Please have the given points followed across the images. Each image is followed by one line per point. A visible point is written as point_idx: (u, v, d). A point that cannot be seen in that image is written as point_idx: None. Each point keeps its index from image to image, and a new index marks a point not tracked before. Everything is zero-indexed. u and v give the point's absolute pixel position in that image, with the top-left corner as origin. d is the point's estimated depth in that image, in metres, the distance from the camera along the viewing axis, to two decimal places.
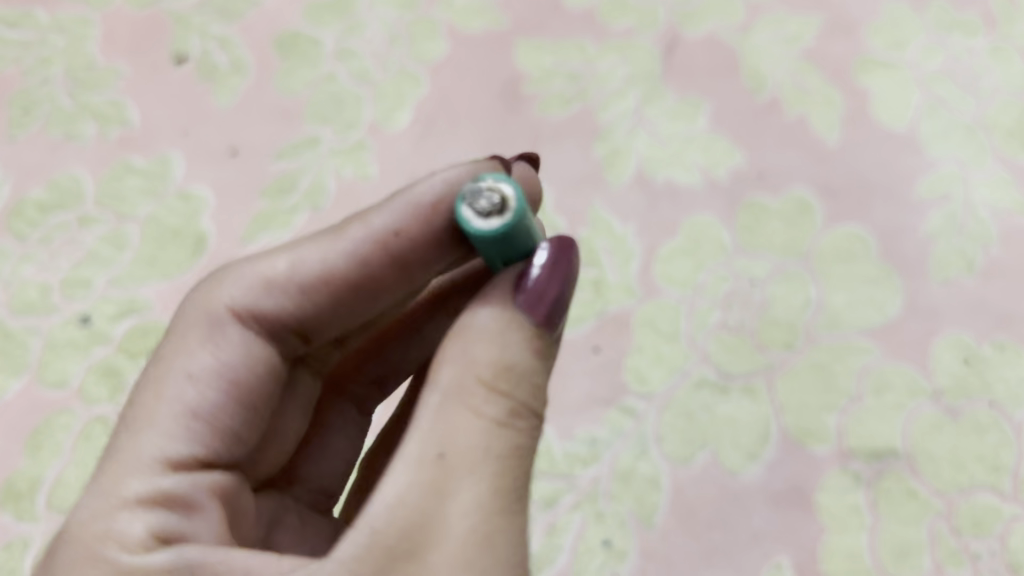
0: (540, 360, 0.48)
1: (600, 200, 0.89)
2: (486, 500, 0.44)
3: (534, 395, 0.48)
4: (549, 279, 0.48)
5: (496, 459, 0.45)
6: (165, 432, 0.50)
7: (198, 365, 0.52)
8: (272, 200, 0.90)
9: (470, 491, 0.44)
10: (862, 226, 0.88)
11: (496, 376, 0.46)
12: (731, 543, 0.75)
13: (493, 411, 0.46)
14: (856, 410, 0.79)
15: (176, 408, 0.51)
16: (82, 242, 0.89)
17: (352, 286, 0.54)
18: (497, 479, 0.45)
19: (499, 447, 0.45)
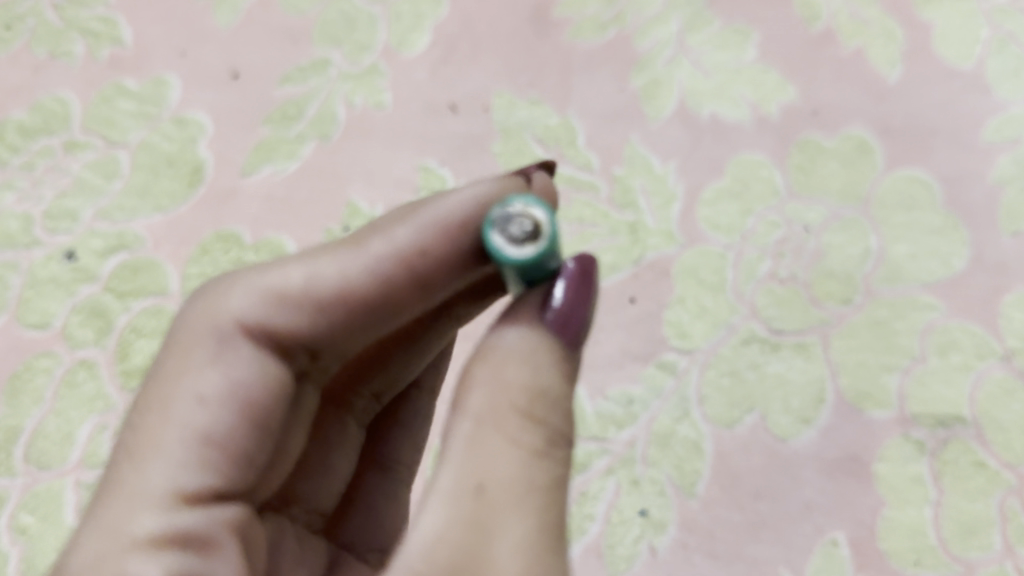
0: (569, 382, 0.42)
1: (639, 135, 0.81)
2: (534, 536, 0.39)
3: (570, 420, 0.42)
4: (581, 305, 0.43)
5: (540, 491, 0.40)
6: (175, 461, 0.41)
7: (209, 384, 0.43)
8: (276, 127, 0.82)
9: (519, 526, 0.39)
10: (925, 169, 0.80)
11: (537, 404, 0.41)
12: (781, 516, 0.68)
13: (534, 442, 0.40)
14: (919, 371, 0.72)
15: (186, 433, 0.42)
16: (68, 169, 0.80)
17: (373, 307, 0.47)
18: (548, 513, 0.40)
19: (544, 479, 0.40)
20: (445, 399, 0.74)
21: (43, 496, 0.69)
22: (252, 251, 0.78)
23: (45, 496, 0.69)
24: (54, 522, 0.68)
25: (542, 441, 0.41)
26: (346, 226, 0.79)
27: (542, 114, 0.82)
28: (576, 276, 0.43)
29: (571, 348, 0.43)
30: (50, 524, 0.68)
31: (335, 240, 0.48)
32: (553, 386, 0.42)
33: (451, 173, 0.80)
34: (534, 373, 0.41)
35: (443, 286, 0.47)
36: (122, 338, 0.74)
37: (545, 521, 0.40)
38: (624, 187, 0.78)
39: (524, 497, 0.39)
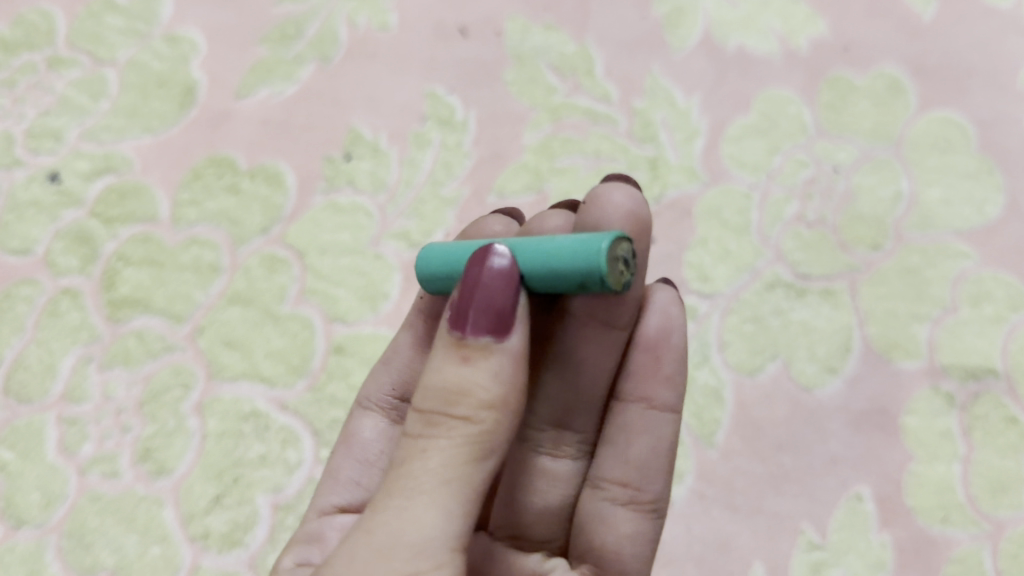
0: (465, 369, 0.38)
1: (660, 66, 0.76)
2: (388, 507, 0.37)
3: (455, 401, 0.37)
4: (477, 289, 0.39)
5: (408, 470, 0.37)
6: (322, 493, 0.55)
7: (340, 444, 0.57)
8: (274, 48, 0.77)
9: (387, 505, 0.37)
10: (960, 111, 0.75)
11: (427, 393, 0.38)
12: (803, 469, 0.64)
13: (421, 431, 0.38)
14: (950, 321, 0.68)
15: (327, 475, 0.56)
16: (51, 87, 0.75)
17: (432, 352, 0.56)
18: (414, 497, 0.36)
19: (422, 461, 0.37)
20: None
21: (24, 431, 0.64)
22: (247, 177, 0.73)
23: (25, 432, 0.64)
24: (34, 459, 0.64)
25: (426, 426, 0.38)
26: (347, 153, 0.73)
27: (559, 41, 0.77)
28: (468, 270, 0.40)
29: (475, 331, 0.38)
30: (30, 461, 0.64)
31: None
32: (455, 374, 0.38)
33: (460, 101, 0.75)
34: (437, 365, 0.38)
35: None
36: (108, 266, 0.69)
37: (406, 503, 0.36)
38: (645, 120, 0.74)
39: (398, 479, 0.37)
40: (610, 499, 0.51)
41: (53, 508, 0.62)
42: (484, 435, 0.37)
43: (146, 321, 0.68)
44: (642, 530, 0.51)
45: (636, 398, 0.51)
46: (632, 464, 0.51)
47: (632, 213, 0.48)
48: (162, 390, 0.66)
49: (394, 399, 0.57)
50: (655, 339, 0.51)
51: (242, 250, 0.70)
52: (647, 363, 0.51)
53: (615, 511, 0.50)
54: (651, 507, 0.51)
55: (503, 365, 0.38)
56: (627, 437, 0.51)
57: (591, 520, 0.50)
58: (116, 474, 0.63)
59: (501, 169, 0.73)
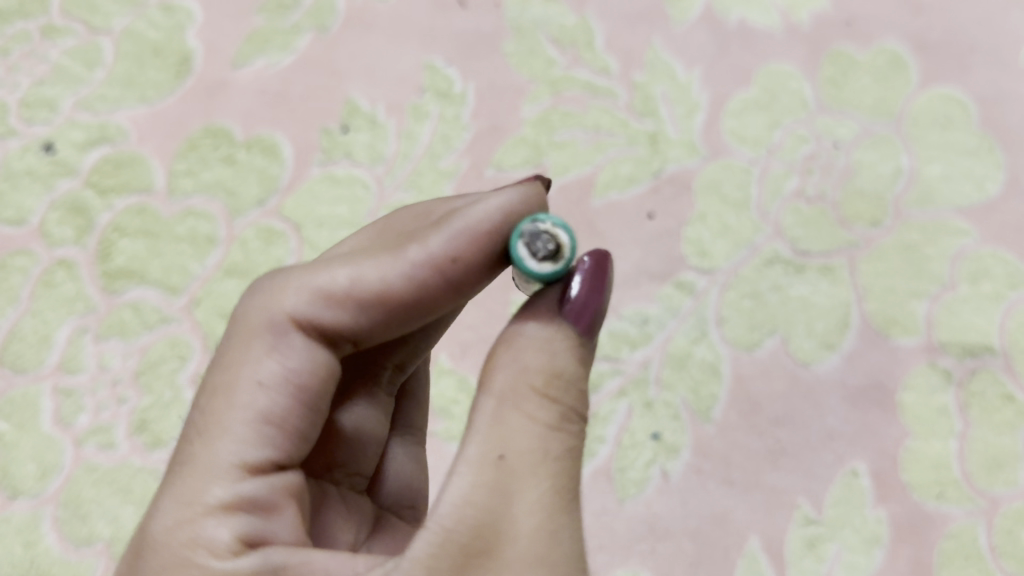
0: (583, 369, 0.39)
1: (661, 39, 0.76)
2: (551, 496, 0.35)
3: (581, 400, 0.38)
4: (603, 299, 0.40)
5: (556, 461, 0.36)
6: (243, 439, 0.39)
7: (266, 370, 0.41)
8: (271, 17, 0.76)
9: (534, 504, 0.35)
10: (961, 88, 0.75)
11: (557, 384, 0.37)
12: (800, 445, 0.64)
13: (552, 421, 0.37)
14: (948, 298, 0.68)
15: (251, 413, 0.40)
16: (46, 55, 0.74)
17: (412, 310, 0.42)
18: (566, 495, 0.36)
19: (570, 458, 0.37)
20: (476, 328, 0.68)
21: (20, 402, 0.64)
22: (243, 148, 0.72)
23: (21, 402, 0.64)
24: (29, 430, 0.64)
25: (558, 419, 0.37)
26: (345, 125, 0.73)
27: (559, 13, 0.76)
28: (592, 269, 0.40)
29: (588, 337, 0.39)
30: (26, 432, 0.63)
31: (373, 243, 0.44)
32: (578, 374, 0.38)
33: (458, 73, 0.75)
34: (559, 354, 0.38)
35: (477, 286, 0.43)
36: (104, 237, 0.69)
37: (559, 503, 0.35)
38: (645, 94, 0.73)
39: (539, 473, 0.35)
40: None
41: (49, 479, 0.62)
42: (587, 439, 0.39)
43: (142, 293, 0.67)
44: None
45: None
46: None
47: None
48: (158, 362, 0.65)
49: (340, 337, 0.43)
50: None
51: (238, 222, 0.70)
52: None
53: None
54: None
55: None
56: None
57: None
58: (112, 445, 0.63)
59: (500, 143, 0.72)
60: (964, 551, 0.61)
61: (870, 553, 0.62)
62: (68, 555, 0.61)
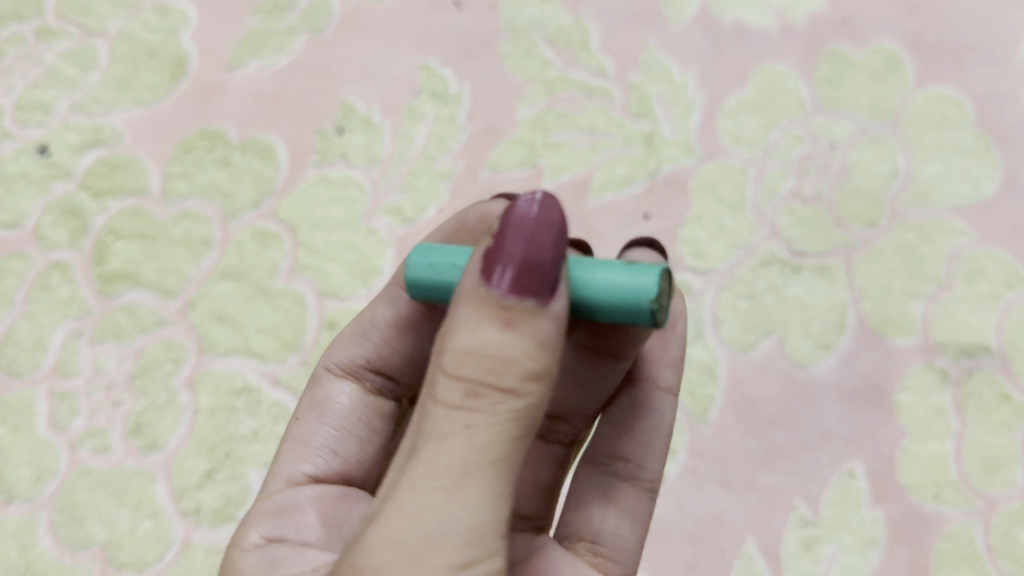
0: (515, 336, 0.33)
1: (657, 39, 0.76)
2: (430, 483, 0.32)
3: (503, 372, 0.33)
4: (545, 242, 0.34)
5: (446, 445, 0.32)
6: (292, 459, 0.51)
7: (319, 397, 0.54)
8: (266, 19, 0.76)
9: (423, 495, 0.32)
10: (957, 87, 0.75)
11: (462, 360, 0.33)
12: (797, 445, 0.64)
13: (454, 403, 0.33)
14: (945, 298, 0.68)
15: (302, 435, 0.52)
16: (40, 58, 0.74)
17: (414, 331, 0.54)
18: (462, 482, 0.32)
19: (468, 440, 0.32)
20: None
21: (14, 406, 0.64)
22: (238, 150, 0.72)
23: (16, 406, 0.64)
24: (24, 433, 0.63)
25: (465, 399, 0.33)
26: (340, 127, 0.73)
27: (554, 14, 0.76)
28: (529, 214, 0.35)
29: (523, 291, 0.33)
30: (21, 436, 0.63)
31: None
32: (501, 343, 0.33)
33: (453, 74, 0.74)
34: (473, 327, 0.33)
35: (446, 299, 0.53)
36: (99, 240, 0.69)
37: (450, 491, 0.32)
38: (641, 94, 0.73)
39: (432, 460, 0.32)
40: (612, 476, 0.51)
41: (45, 483, 0.62)
42: (530, 407, 0.33)
43: (137, 296, 0.67)
44: (641, 508, 0.51)
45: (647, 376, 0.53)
46: (636, 441, 0.52)
47: None
48: (153, 365, 0.65)
49: (363, 371, 0.54)
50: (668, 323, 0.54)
51: (233, 224, 0.69)
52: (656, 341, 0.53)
53: (617, 488, 0.51)
54: (649, 486, 0.51)
55: (547, 331, 0.33)
56: (633, 415, 0.52)
57: (595, 496, 0.51)
58: (107, 449, 0.63)
59: (495, 144, 0.72)
60: (960, 552, 0.61)
61: (867, 553, 0.61)
62: (63, 559, 0.60)
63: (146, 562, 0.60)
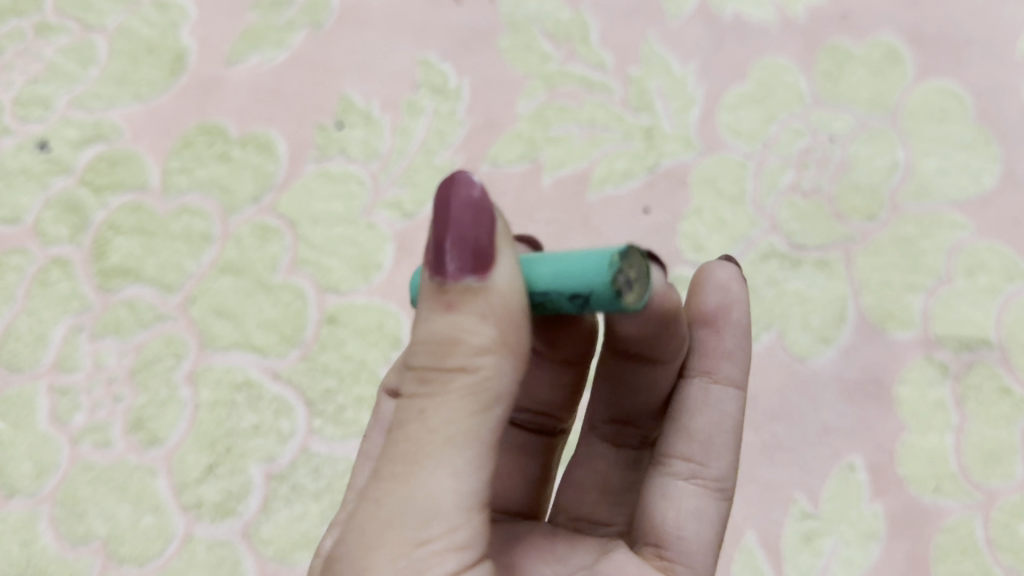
0: (454, 316, 0.33)
1: (656, 34, 0.76)
2: (393, 463, 0.34)
3: (448, 353, 0.33)
4: (467, 223, 0.33)
5: (405, 428, 0.34)
6: None
7: None
8: (265, 14, 0.76)
9: (388, 478, 0.34)
10: (957, 82, 0.74)
11: (416, 348, 0.34)
12: (797, 439, 0.64)
13: (413, 389, 0.34)
14: (945, 291, 0.68)
15: None
16: (39, 53, 0.74)
17: None
18: (418, 463, 0.34)
19: (422, 421, 0.34)
20: None
21: (15, 401, 0.64)
22: (238, 146, 0.72)
23: (17, 401, 0.64)
24: (25, 428, 0.63)
25: (421, 385, 0.34)
26: (340, 121, 0.73)
27: (553, 8, 0.76)
28: (448, 201, 0.33)
29: (458, 276, 0.33)
30: (21, 431, 0.63)
31: None
32: (441, 324, 0.33)
33: (453, 69, 0.74)
34: (424, 316, 0.34)
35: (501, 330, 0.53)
36: (99, 235, 0.69)
37: (407, 472, 0.34)
38: (641, 88, 0.73)
39: (397, 443, 0.34)
40: (674, 476, 0.47)
41: (46, 478, 0.62)
42: (484, 382, 0.33)
43: (137, 291, 0.67)
44: (706, 510, 0.47)
45: (699, 373, 0.48)
46: (696, 439, 0.48)
47: (727, 292, 0.48)
48: (154, 360, 0.65)
49: None
50: (713, 312, 0.48)
51: (233, 219, 0.69)
52: (709, 338, 0.48)
53: (677, 488, 0.47)
54: (715, 486, 0.47)
55: (490, 306, 0.33)
56: (691, 411, 0.48)
57: (654, 501, 0.47)
58: (108, 444, 0.63)
59: (495, 138, 0.72)
60: (960, 545, 0.61)
61: (867, 546, 0.61)
62: (64, 554, 0.60)
63: (147, 556, 0.60)
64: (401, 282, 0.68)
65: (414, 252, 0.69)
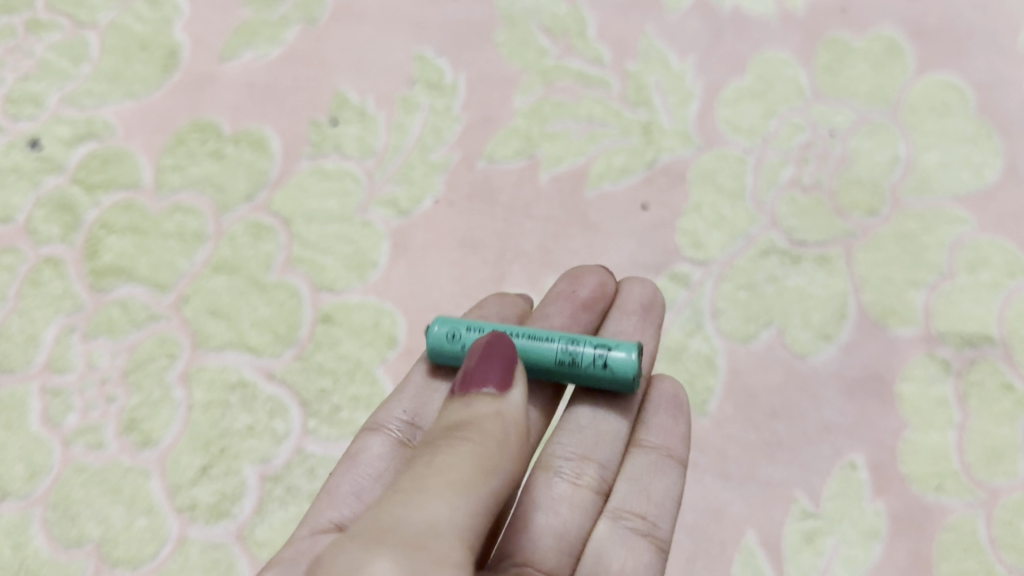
0: (478, 411, 0.39)
1: (654, 28, 0.75)
2: (400, 496, 0.36)
3: (470, 430, 0.38)
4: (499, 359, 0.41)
5: (417, 476, 0.37)
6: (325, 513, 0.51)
7: (360, 457, 0.54)
8: (258, 9, 0.76)
9: (391, 502, 0.36)
10: (959, 74, 0.74)
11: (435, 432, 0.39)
12: (797, 436, 0.63)
13: (430, 451, 0.38)
14: (947, 287, 0.67)
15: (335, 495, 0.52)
16: (31, 50, 0.74)
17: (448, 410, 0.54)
18: (426, 486, 0.35)
19: (434, 467, 0.36)
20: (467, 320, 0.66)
21: (7, 402, 0.63)
22: (232, 142, 0.71)
23: (8, 403, 0.63)
24: (17, 430, 0.63)
25: (436, 447, 0.38)
26: (334, 117, 0.72)
27: (550, 3, 0.76)
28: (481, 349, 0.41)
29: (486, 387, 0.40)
30: (14, 433, 0.63)
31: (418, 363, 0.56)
32: (463, 411, 0.39)
33: (448, 64, 0.74)
34: (449, 412, 0.40)
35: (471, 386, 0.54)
36: (91, 234, 0.68)
37: (412, 495, 0.35)
38: (638, 83, 0.73)
39: (405, 486, 0.36)
40: (631, 530, 0.52)
41: (38, 480, 0.61)
42: (493, 452, 0.37)
43: (130, 290, 0.66)
44: (655, 565, 0.51)
45: (657, 444, 0.54)
46: (651, 499, 0.53)
47: (677, 396, 0.56)
48: (147, 360, 0.64)
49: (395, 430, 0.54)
50: (672, 402, 0.56)
51: (226, 217, 0.69)
52: (667, 416, 0.55)
53: (631, 540, 0.51)
54: (662, 545, 0.52)
55: (508, 410, 0.39)
56: (649, 475, 0.53)
57: (609, 548, 0.51)
58: (101, 445, 0.62)
59: (492, 134, 0.71)
60: (964, 544, 0.60)
61: (869, 546, 0.60)
62: (57, 556, 0.59)
63: (141, 559, 0.59)
64: (397, 280, 0.67)
65: (410, 250, 0.68)
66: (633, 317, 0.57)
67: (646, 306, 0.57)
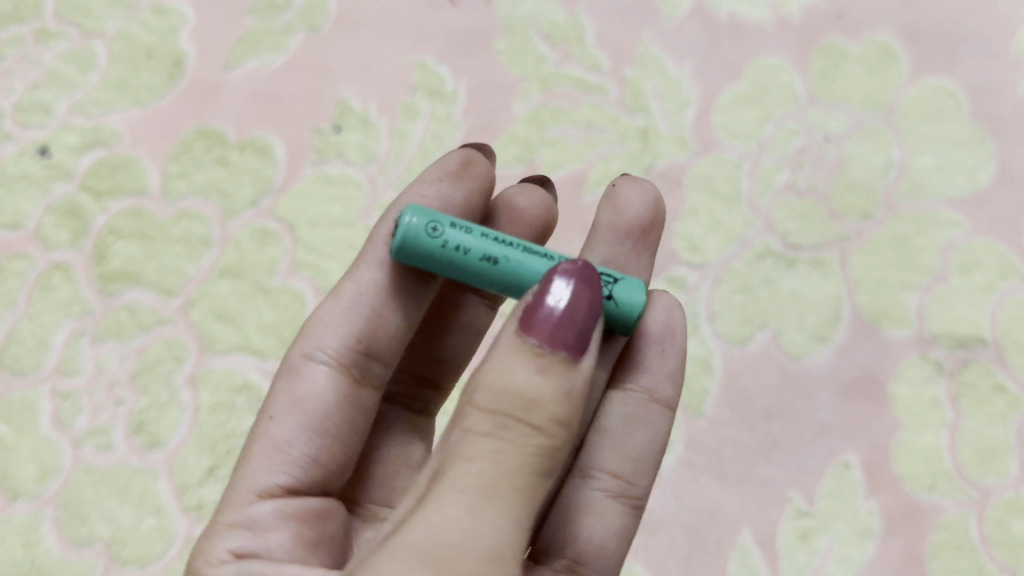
0: (550, 380, 0.33)
1: (652, 34, 0.76)
2: (457, 497, 0.33)
3: (537, 411, 0.33)
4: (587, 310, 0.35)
5: (474, 466, 0.33)
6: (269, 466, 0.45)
7: (296, 392, 0.48)
8: (263, 18, 0.77)
9: (448, 506, 0.33)
10: (953, 80, 0.75)
11: (493, 394, 0.33)
12: (792, 437, 0.65)
13: (486, 430, 0.33)
14: (940, 289, 0.68)
15: (275, 442, 0.46)
16: (39, 59, 0.75)
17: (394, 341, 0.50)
18: (491, 497, 0.32)
19: (495, 463, 0.33)
20: None
21: (18, 405, 0.65)
22: (236, 150, 0.72)
23: (19, 406, 0.65)
24: (28, 432, 0.64)
25: (494, 427, 0.33)
26: (337, 125, 0.73)
27: (549, 10, 0.77)
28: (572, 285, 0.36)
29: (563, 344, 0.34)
30: (24, 435, 0.64)
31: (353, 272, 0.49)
32: (527, 381, 0.33)
33: (449, 72, 0.75)
34: (504, 368, 0.34)
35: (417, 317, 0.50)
36: (100, 240, 0.69)
37: (474, 505, 0.32)
38: (636, 89, 0.74)
39: (456, 478, 0.33)
40: (602, 489, 0.49)
41: (49, 481, 0.63)
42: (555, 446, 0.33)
43: (138, 295, 0.68)
44: (627, 527, 0.49)
45: (637, 386, 0.50)
46: (627, 455, 0.50)
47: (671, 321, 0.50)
48: (154, 363, 0.66)
49: (336, 359, 0.48)
50: (661, 333, 0.50)
51: (232, 223, 0.70)
52: (653, 354, 0.51)
53: (602, 500, 0.49)
54: (636, 504, 0.50)
55: (576, 383, 0.34)
56: (627, 427, 0.50)
57: (578, 508, 0.49)
58: (110, 446, 0.64)
59: (492, 140, 0.73)
60: (955, 542, 0.61)
61: (863, 544, 0.61)
62: (68, 555, 0.61)
63: (149, 558, 0.61)
64: None
65: None
66: (627, 243, 0.52)
67: (641, 229, 0.52)
